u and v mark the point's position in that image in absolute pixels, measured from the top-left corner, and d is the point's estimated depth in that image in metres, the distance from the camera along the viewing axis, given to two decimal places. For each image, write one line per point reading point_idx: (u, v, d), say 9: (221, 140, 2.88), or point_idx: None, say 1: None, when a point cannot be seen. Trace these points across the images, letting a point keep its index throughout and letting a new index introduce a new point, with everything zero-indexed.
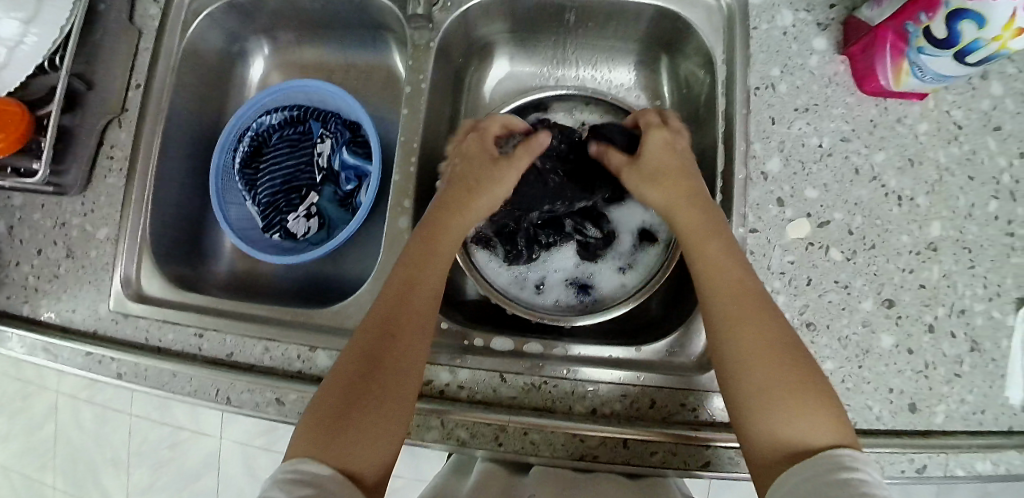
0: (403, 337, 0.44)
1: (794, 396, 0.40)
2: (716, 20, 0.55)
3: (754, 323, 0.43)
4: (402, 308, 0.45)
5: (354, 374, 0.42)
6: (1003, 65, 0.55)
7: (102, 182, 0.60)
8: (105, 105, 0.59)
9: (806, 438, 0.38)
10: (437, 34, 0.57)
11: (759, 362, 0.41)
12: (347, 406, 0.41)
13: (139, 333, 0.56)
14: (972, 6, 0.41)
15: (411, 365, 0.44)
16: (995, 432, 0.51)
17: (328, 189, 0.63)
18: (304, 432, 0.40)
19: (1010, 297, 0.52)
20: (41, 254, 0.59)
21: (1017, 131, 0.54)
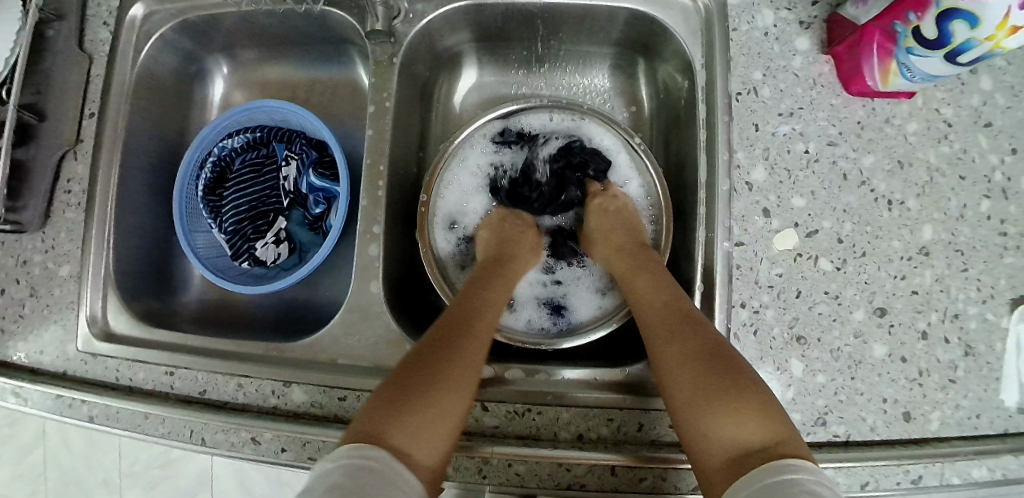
0: (469, 339, 0.44)
1: (733, 395, 0.39)
2: (693, 23, 0.53)
3: (680, 334, 0.44)
4: (467, 312, 0.46)
5: (423, 362, 0.41)
6: (993, 58, 0.53)
7: (62, 217, 0.57)
8: (59, 136, 0.56)
9: (744, 439, 0.37)
10: (400, 49, 0.55)
11: (689, 369, 0.41)
12: (406, 394, 0.38)
13: (109, 373, 0.54)
14: (965, 6, 0.38)
15: (471, 364, 0.42)
16: (991, 436, 0.50)
17: (296, 213, 0.62)
18: (371, 409, 0.37)
19: (1004, 298, 0.51)
20: (2, 294, 0.57)
21: (1008, 126, 0.52)
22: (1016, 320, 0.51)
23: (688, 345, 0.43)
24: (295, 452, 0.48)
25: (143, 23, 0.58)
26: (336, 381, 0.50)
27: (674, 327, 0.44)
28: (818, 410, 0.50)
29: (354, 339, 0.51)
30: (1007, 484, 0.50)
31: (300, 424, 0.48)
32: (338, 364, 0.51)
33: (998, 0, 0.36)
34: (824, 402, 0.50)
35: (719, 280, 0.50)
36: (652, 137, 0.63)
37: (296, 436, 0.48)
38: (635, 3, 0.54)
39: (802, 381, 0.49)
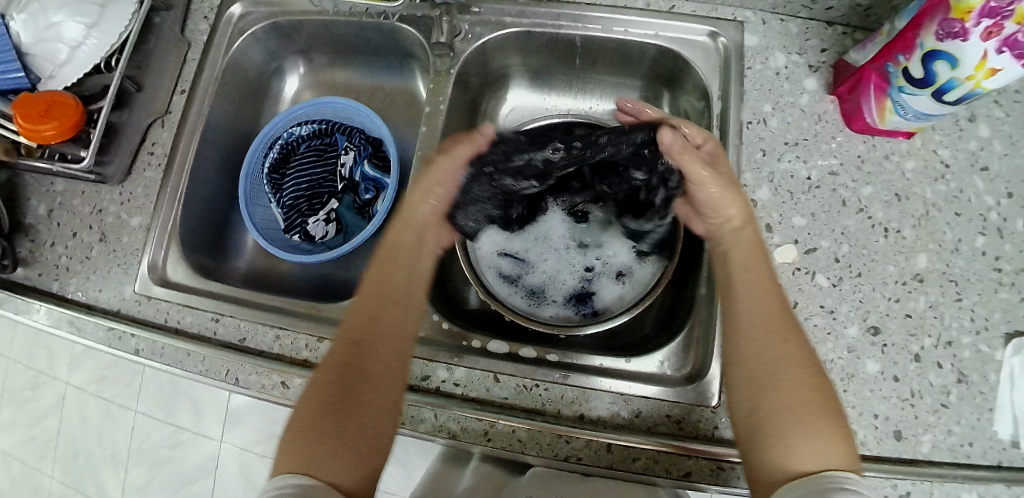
0: (371, 347, 0.46)
1: (808, 411, 0.41)
2: (714, 60, 0.60)
3: (789, 337, 0.44)
4: (370, 309, 0.48)
5: (340, 382, 0.44)
6: (992, 110, 0.58)
7: (142, 175, 0.65)
8: (152, 107, 0.65)
9: (821, 459, 0.39)
10: (457, 61, 0.63)
11: (790, 385, 0.42)
12: (339, 422, 0.42)
13: (158, 314, 0.60)
14: (944, 47, 0.44)
15: (386, 371, 0.46)
16: (983, 465, 0.51)
17: (347, 197, 0.68)
18: (296, 443, 0.41)
19: (998, 332, 0.53)
20: (76, 237, 0.64)
21: (1004, 172, 0.56)
22: (1010, 353, 0.53)
23: (805, 359, 0.43)
24: None
25: (239, 21, 0.68)
26: None
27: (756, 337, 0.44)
28: None
29: None
30: None
31: None
32: None
33: (972, 43, 0.42)
34: None
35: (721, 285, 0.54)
36: None
37: None
38: (664, 40, 0.61)
39: None
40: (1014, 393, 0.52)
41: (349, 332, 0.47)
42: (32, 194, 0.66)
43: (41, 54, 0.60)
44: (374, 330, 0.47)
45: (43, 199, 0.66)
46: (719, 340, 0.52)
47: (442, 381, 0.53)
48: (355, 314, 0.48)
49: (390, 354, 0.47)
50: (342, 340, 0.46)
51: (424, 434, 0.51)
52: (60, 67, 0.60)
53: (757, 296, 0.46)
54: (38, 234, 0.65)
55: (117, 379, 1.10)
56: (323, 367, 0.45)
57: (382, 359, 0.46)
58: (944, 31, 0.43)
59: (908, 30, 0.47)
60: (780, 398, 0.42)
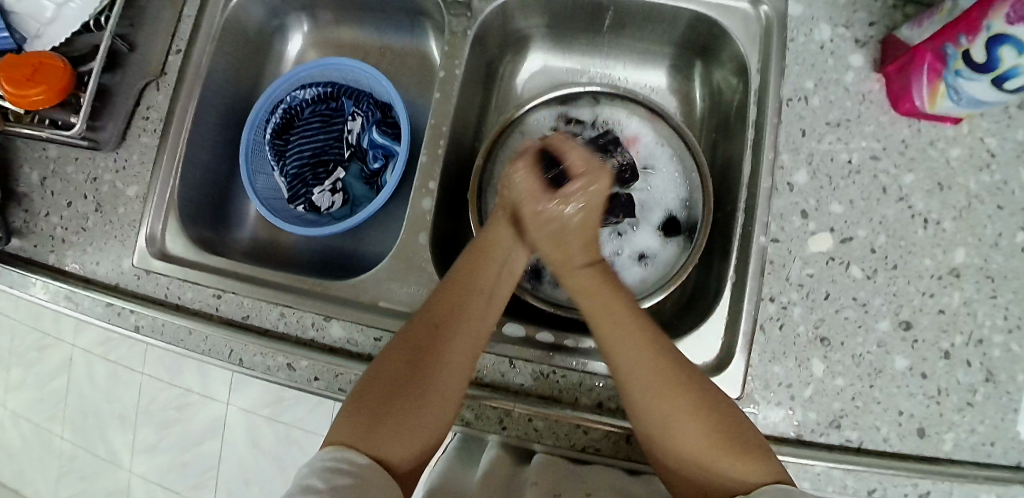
0: (455, 330, 0.44)
1: (705, 441, 0.39)
2: (754, 30, 0.55)
3: (655, 357, 0.42)
4: (461, 295, 0.46)
5: (406, 362, 0.42)
6: None
7: (137, 141, 0.61)
8: (146, 66, 0.61)
9: (740, 476, 0.38)
10: (474, 23, 0.58)
11: (671, 413, 0.40)
12: (398, 401, 0.41)
13: (159, 290, 0.57)
14: (1012, 31, 0.41)
15: (460, 359, 0.44)
16: (1005, 465, 0.50)
17: (354, 166, 0.65)
18: (349, 413, 0.40)
19: None
20: (71, 206, 0.60)
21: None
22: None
23: (671, 370, 0.42)
24: (328, 382, 0.50)
25: None
26: (375, 322, 0.52)
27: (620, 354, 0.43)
28: (833, 413, 0.50)
29: (394, 284, 0.54)
30: None
31: (337, 357, 0.51)
32: (376, 306, 0.54)
33: None
34: (841, 406, 0.50)
35: (751, 273, 0.51)
36: (698, 139, 0.65)
37: (331, 366, 0.51)
38: (701, 5, 0.56)
39: (821, 381, 0.50)
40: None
41: (434, 310, 0.46)
42: (23, 159, 0.62)
43: (27, 11, 0.56)
44: (457, 314, 0.45)
45: (35, 164, 0.62)
46: (745, 331, 0.50)
47: None
48: (441, 296, 0.46)
49: (473, 341, 0.45)
50: (423, 321, 0.45)
51: None
52: (47, 26, 0.56)
53: (605, 329, 0.44)
54: (31, 202, 0.61)
55: (122, 343, 1.08)
56: (396, 344, 0.44)
57: (459, 349, 0.44)
58: (1016, 14, 0.40)
59: (974, 9, 0.43)
60: (688, 432, 0.40)
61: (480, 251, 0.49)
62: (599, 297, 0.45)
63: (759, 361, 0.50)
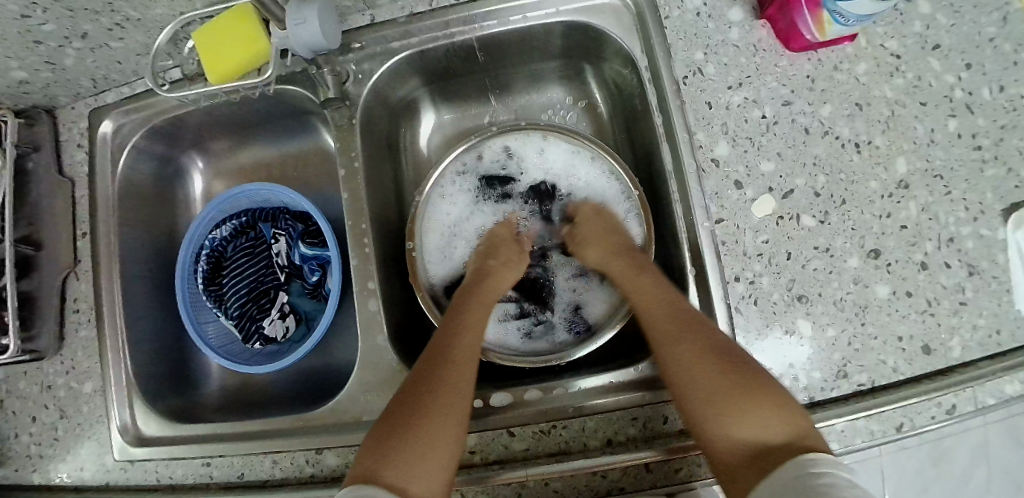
0: (451, 361, 0.47)
1: (725, 393, 0.43)
2: (627, 19, 0.54)
3: (688, 340, 0.45)
4: (453, 333, 0.50)
5: (387, 435, 0.43)
6: None
7: (76, 336, 0.59)
8: (58, 261, 0.59)
9: (766, 434, 0.41)
10: (356, 109, 0.57)
11: (688, 378, 0.44)
12: (402, 427, 0.43)
13: (149, 475, 0.55)
14: None
15: (459, 385, 0.46)
16: (1015, 349, 0.49)
17: (295, 284, 0.64)
18: (366, 452, 0.42)
19: (996, 210, 0.49)
20: (36, 421, 0.59)
21: (955, 44, 0.52)
22: (1011, 229, 0.49)
23: (719, 363, 0.44)
24: None
25: (115, 138, 0.61)
26: None
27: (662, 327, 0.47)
28: (836, 363, 0.48)
29: (370, 395, 0.53)
30: None
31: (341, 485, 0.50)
32: (361, 422, 0.52)
33: None
34: (841, 355, 0.48)
35: (710, 262, 0.49)
36: (616, 138, 0.64)
37: None
38: (567, 15, 0.55)
39: (812, 339, 0.48)
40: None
41: (431, 350, 0.48)
42: None
43: None
44: (450, 343, 0.49)
45: None
46: (724, 320, 0.48)
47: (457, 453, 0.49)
48: (438, 333, 0.50)
49: (454, 397, 0.45)
50: (425, 357, 0.48)
51: None
52: None
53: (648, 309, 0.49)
54: None
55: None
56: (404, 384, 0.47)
57: (456, 374, 0.46)
58: None
59: None
60: (699, 378, 0.44)
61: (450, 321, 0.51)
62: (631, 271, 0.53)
63: (746, 343, 0.48)
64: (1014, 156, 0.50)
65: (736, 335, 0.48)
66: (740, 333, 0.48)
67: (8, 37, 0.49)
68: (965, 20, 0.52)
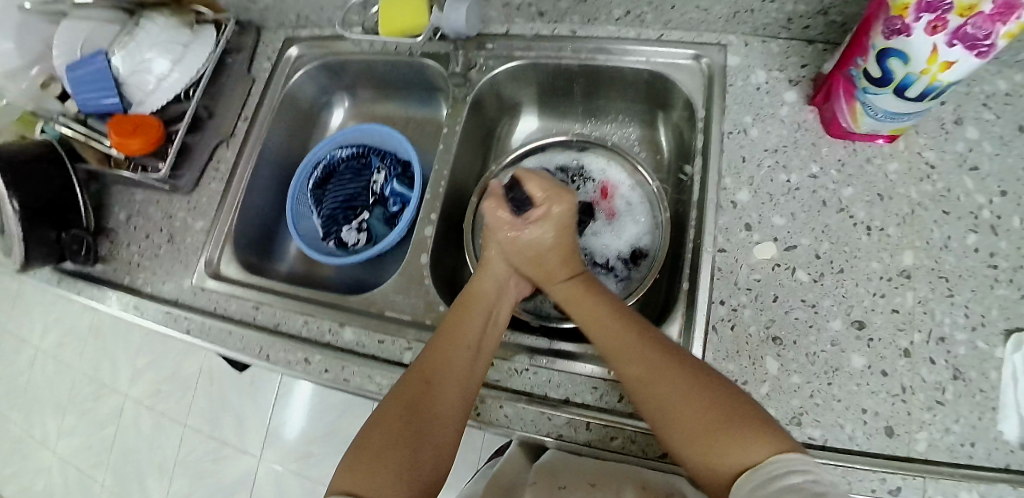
0: (443, 383, 0.50)
1: (702, 430, 0.42)
2: (698, 80, 0.65)
3: (671, 381, 0.45)
4: (449, 356, 0.52)
5: (399, 411, 0.48)
6: (981, 111, 0.57)
7: (207, 187, 0.78)
8: (220, 128, 0.79)
9: (749, 459, 0.39)
10: (472, 90, 0.72)
11: (648, 392, 0.46)
12: (392, 440, 0.46)
13: (209, 303, 0.69)
14: (893, 45, 0.45)
15: (450, 409, 0.50)
16: (990, 468, 0.47)
17: (377, 210, 0.80)
18: (351, 464, 0.45)
19: (996, 328, 0.50)
20: (148, 238, 0.75)
21: (994, 172, 0.55)
22: (1011, 350, 0.50)
23: (708, 394, 0.44)
24: (334, 373, 0.60)
25: (296, 60, 0.83)
26: (378, 326, 0.62)
27: (612, 350, 0.50)
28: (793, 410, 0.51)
29: (397, 296, 0.65)
30: None
31: (345, 353, 0.61)
32: (382, 314, 0.64)
33: (920, 38, 0.42)
34: (799, 403, 0.51)
35: (702, 282, 0.56)
36: (669, 177, 0.73)
37: (339, 360, 0.60)
38: (654, 65, 0.67)
39: (777, 378, 0.52)
40: (1017, 390, 0.48)
41: (424, 368, 0.52)
42: (115, 203, 0.78)
43: (131, 82, 0.71)
44: (447, 365, 0.51)
45: (124, 206, 0.78)
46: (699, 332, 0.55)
47: None
48: (430, 353, 0.53)
49: (461, 382, 0.51)
50: (415, 376, 0.51)
51: None
52: (149, 95, 0.72)
53: (593, 327, 0.53)
54: (116, 236, 0.76)
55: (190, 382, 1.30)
56: (391, 399, 0.50)
57: (449, 396, 0.50)
58: (890, 29, 0.45)
59: (863, 35, 0.48)
60: (676, 400, 0.44)
61: (463, 308, 0.56)
62: (584, 307, 0.55)
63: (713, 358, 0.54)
64: None
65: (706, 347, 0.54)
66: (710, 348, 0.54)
67: None
68: (1012, 153, 0.55)
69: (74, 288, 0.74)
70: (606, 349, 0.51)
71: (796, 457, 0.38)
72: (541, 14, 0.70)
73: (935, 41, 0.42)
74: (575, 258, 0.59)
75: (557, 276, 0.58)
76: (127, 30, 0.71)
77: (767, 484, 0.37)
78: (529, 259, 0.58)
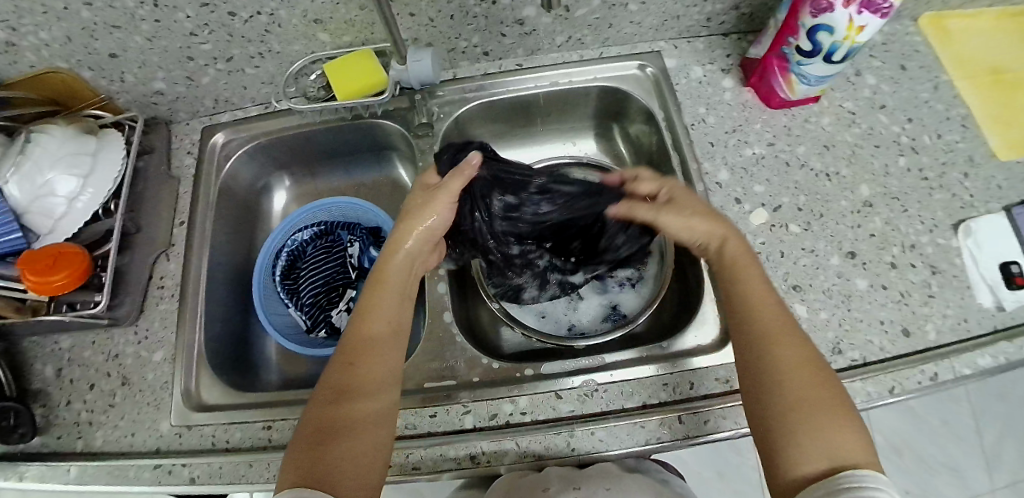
0: (369, 360, 0.49)
1: (825, 412, 0.42)
2: (647, 85, 0.72)
3: (802, 354, 0.45)
4: (367, 331, 0.51)
5: (336, 395, 0.47)
6: (868, 63, 0.71)
7: (156, 308, 0.64)
8: (155, 241, 0.67)
9: (845, 454, 0.40)
10: (436, 139, 0.71)
11: (789, 383, 0.44)
12: (326, 428, 0.45)
13: (204, 440, 0.57)
14: (820, 21, 0.54)
15: (377, 386, 0.48)
16: (984, 333, 0.55)
17: (362, 283, 0.73)
18: (292, 458, 0.44)
19: (946, 225, 0.61)
20: (94, 388, 0.60)
21: (898, 105, 0.68)
22: (964, 237, 0.60)
23: (823, 382, 0.44)
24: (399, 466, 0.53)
25: (223, 148, 0.73)
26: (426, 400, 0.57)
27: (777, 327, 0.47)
28: (831, 341, 0.56)
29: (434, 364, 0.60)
30: (1014, 369, 0.54)
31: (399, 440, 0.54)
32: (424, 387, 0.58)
33: (840, 11, 0.52)
34: (834, 334, 0.56)
35: None
36: None
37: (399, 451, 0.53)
38: (603, 80, 0.73)
39: (809, 319, 0.57)
40: (978, 267, 0.58)
41: (346, 345, 0.50)
42: (34, 358, 0.61)
43: (34, 209, 0.59)
44: (367, 342, 0.50)
45: (47, 359, 0.61)
46: None
47: (509, 414, 0.55)
48: (352, 331, 0.51)
49: (382, 363, 0.49)
50: (341, 356, 0.49)
51: (510, 465, 0.53)
52: (58, 220, 0.60)
53: (755, 307, 0.49)
54: (48, 397, 0.60)
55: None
56: (321, 384, 0.48)
57: (376, 373, 0.48)
58: (816, 9, 0.53)
59: (789, 19, 0.57)
60: (799, 371, 0.44)
61: (375, 287, 0.54)
62: (743, 264, 0.51)
63: None
64: (952, 185, 0.63)
65: None
66: None
67: (170, 50, 0.63)
68: (904, 88, 0.69)
69: (11, 475, 0.56)
70: (770, 324, 0.47)
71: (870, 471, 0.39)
72: (488, 53, 0.72)
73: (850, 12, 0.51)
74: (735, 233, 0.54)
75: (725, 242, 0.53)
76: (14, 150, 0.58)
77: (847, 488, 0.37)
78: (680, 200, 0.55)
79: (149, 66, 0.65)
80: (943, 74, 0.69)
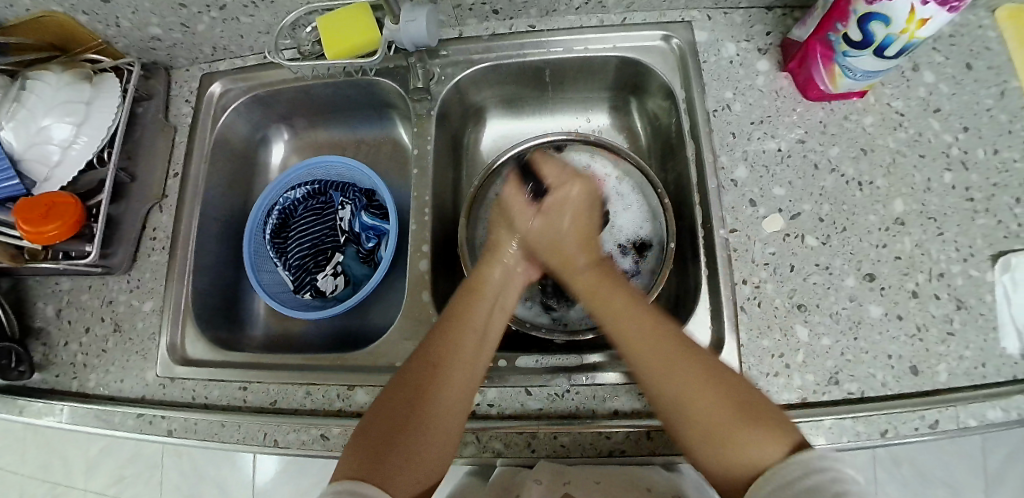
0: (447, 366, 0.48)
1: (718, 416, 0.42)
2: (671, 60, 0.64)
3: (676, 363, 0.46)
4: (451, 339, 0.50)
5: (406, 392, 0.47)
6: (932, 55, 0.61)
7: (147, 260, 0.65)
8: (148, 193, 0.67)
9: (761, 452, 0.40)
10: (435, 104, 0.67)
11: (681, 401, 0.44)
12: (395, 428, 0.45)
13: (185, 394, 0.59)
14: (875, 9, 0.46)
15: (454, 396, 0.47)
16: (1002, 382, 0.50)
17: (351, 248, 0.71)
18: (356, 451, 0.44)
19: (984, 255, 0.54)
20: (89, 332, 0.63)
21: (957, 108, 0.59)
22: (1000, 272, 0.53)
23: (713, 381, 0.44)
24: None
25: (220, 98, 0.72)
26: None
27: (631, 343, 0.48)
28: (829, 370, 0.51)
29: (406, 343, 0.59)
30: None
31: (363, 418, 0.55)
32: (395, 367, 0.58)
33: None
34: (833, 363, 0.52)
35: (719, 264, 0.56)
36: (650, 160, 0.72)
37: None
38: (623, 51, 0.65)
39: (809, 344, 0.52)
40: (1011, 306, 0.52)
41: (430, 349, 0.49)
42: (38, 297, 0.65)
43: (30, 157, 0.59)
44: (450, 351, 0.49)
45: (49, 299, 0.65)
46: (728, 315, 0.54)
47: (477, 404, 0.54)
48: (437, 335, 0.50)
49: (465, 370, 0.49)
50: (420, 359, 0.49)
51: (468, 458, 0.52)
52: (54, 168, 0.60)
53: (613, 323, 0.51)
54: (49, 335, 0.63)
55: (152, 457, 0.98)
56: (396, 382, 0.48)
57: (453, 383, 0.48)
58: None
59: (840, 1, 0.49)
60: (688, 380, 0.44)
61: (474, 295, 0.55)
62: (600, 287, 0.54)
63: (748, 337, 0.53)
64: (1002, 211, 0.55)
65: (740, 329, 0.53)
66: (743, 329, 0.53)
67: None
68: (967, 89, 0.59)
69: (13, 407, 0.61)
70: (627, 341, 0.49)
71: (806, 454, 0.38)
72: (497, 12, 0.66)
73: (913, 1, 0.43)
74: (594, 244, 0.59)
75: (578, 262, 0.57)
76: (11, 96, 0.59)
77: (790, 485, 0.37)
78: (550, 248, 0.59)
79: (142, 11, 0.62)
80: (1015, 78, 0.59)
